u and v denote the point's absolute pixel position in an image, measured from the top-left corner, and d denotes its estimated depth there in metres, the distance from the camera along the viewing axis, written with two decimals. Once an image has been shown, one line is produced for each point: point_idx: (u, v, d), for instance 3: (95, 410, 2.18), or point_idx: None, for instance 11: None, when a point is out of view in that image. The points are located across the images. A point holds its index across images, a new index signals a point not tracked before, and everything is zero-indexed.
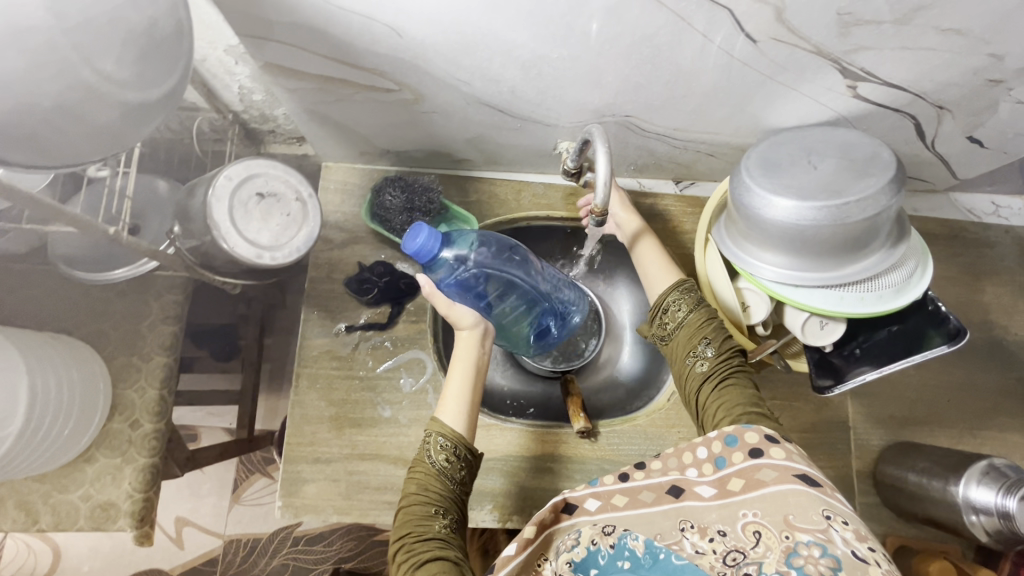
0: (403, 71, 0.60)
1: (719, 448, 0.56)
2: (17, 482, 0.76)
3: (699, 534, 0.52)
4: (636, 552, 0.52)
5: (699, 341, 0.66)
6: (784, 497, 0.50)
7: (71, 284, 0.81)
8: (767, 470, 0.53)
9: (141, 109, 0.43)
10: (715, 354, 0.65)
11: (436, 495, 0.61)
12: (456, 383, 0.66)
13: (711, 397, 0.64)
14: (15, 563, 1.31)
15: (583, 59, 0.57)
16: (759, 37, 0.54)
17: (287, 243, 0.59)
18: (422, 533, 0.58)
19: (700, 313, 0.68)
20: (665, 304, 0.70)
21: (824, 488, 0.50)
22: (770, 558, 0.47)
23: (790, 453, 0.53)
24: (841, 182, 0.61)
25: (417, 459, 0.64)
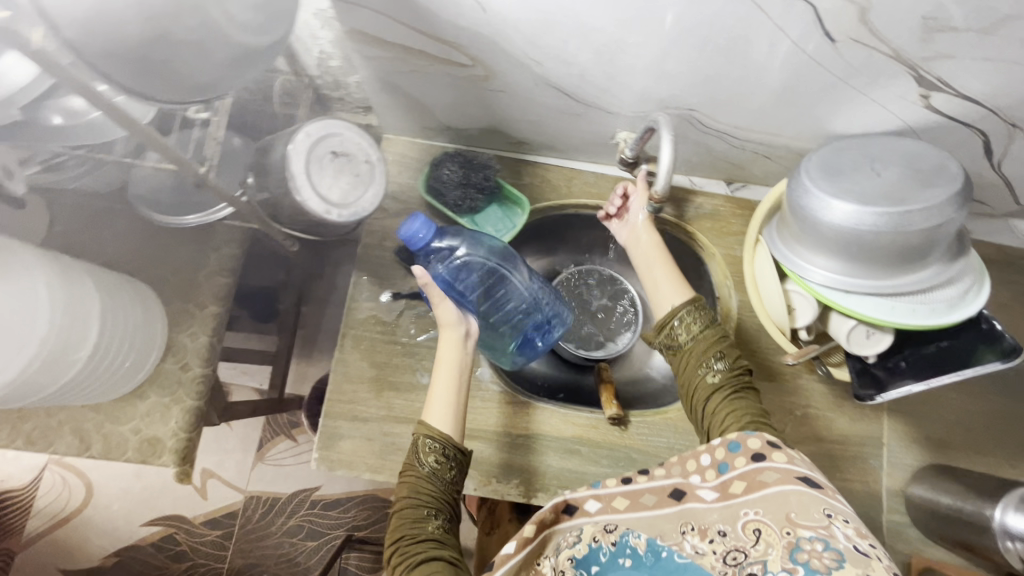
0: (480, 45, 0.62)
1: (721, 453, 0.60)
2: (74, 408, 0.80)
3: (699, 536, 0.54)
4: (637, 549, 0.55)
5: (713, 354, 0.68)
6: (788, 496, 0.53)
7: (139, 228, 0.85)
8: (770, 473, 0.56)
9: (247, 52, 0.47)
10: (726, 368, 0.68)
11: (429, 497, 0.65)
12: (440, 392, 0.70)
13: (721, 404, 0.66)
14: (49, 494, 1.37)
15: (658, 47, 0.59)
16: (839, 37, 0.55)
17: (356, 202, 0.62)
18: (417, 535, 0.62)
19: (710, 334, 0.70)
20: (675, 320, 0.71)
21: (826, 489, 0.53)
22: (773, 554, 0.49)
23: (792, 457, 0.56)
24: (905, 192, 0.61)
25: (407, 463, 0.67)
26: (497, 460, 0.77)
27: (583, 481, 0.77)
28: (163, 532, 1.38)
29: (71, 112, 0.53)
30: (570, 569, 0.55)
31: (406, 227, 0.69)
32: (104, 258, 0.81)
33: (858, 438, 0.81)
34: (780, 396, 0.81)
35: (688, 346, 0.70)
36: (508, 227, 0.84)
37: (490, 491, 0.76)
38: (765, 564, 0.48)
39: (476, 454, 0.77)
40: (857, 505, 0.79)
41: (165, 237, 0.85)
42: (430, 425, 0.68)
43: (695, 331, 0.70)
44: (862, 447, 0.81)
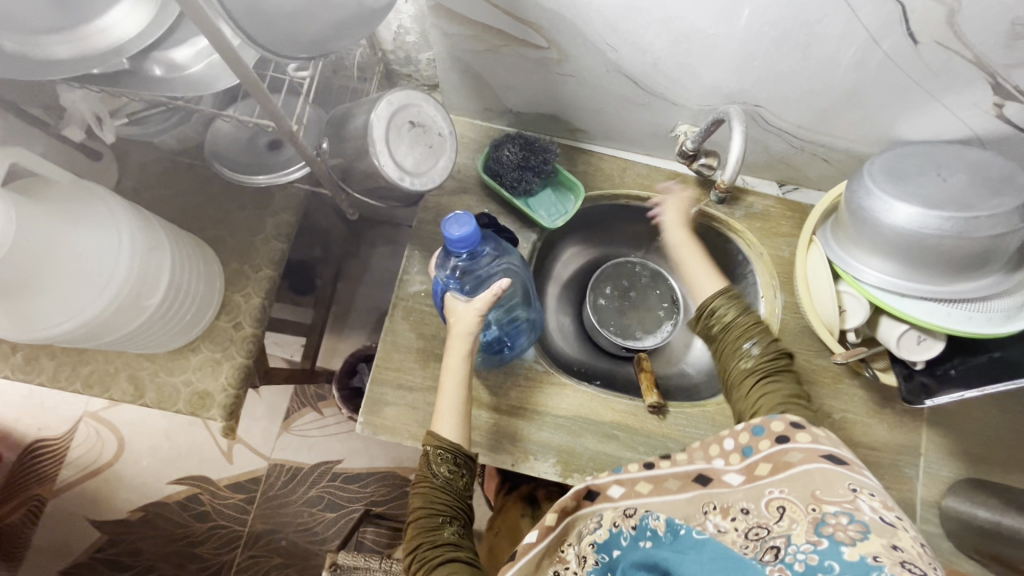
0: (561, 28, 0.64)
1: (746, 437, 0.60)
2: (131, 356, 0.81)
3: (721, 514, 0.55)
4: (657, 532, 0.57)
5: (745, 341, 0.69)
6: (813, 474, 0.53)
7: (200, 184, 0.85)
8: (795, 453, 0.56)
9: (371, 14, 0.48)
10: (760, 353, 0.68)
11: (442, 506, 0.66)
12: (449, 396, 0.68)
13: (753, 389, 0.67)
14: (84, 445, 1.41)
15: (736, 39, 0.60)
16: (922, 38, 0.57)
17: (427, 173, 0.65)
18: (434, 542, 0.64)
19: (747, 318, 0.70)
20: (710, 306, 0.72)
21: (851, 465, 0.53)
22: (798, 529, 0.49)
23: (817, 436, 0.57)
24: (971, 198, 0.62)
25: (420, 474, 0.67)
26: (536, 437, 0.79)
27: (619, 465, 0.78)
28: (188, 491, 1.41)
29: (170, 64, 0.56)
30: (592, 554, 0.58)
31: (449, 229, 0.63)
32: (170, 214, 0.84)
33: (896, 446, 0.81)
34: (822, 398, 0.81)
35: (726, 329, 0.71)
36: (560, 214, 0.85)
37: (527, 468, 0.77)
38: (790, 538, 0.48)
39: (516, 430, 0.78)
40: None
41: (225, 198, 0.86)
42: (439, 435, 0.67)
43: (735, 315, 0.71)
44: (900, 455, 0.81)
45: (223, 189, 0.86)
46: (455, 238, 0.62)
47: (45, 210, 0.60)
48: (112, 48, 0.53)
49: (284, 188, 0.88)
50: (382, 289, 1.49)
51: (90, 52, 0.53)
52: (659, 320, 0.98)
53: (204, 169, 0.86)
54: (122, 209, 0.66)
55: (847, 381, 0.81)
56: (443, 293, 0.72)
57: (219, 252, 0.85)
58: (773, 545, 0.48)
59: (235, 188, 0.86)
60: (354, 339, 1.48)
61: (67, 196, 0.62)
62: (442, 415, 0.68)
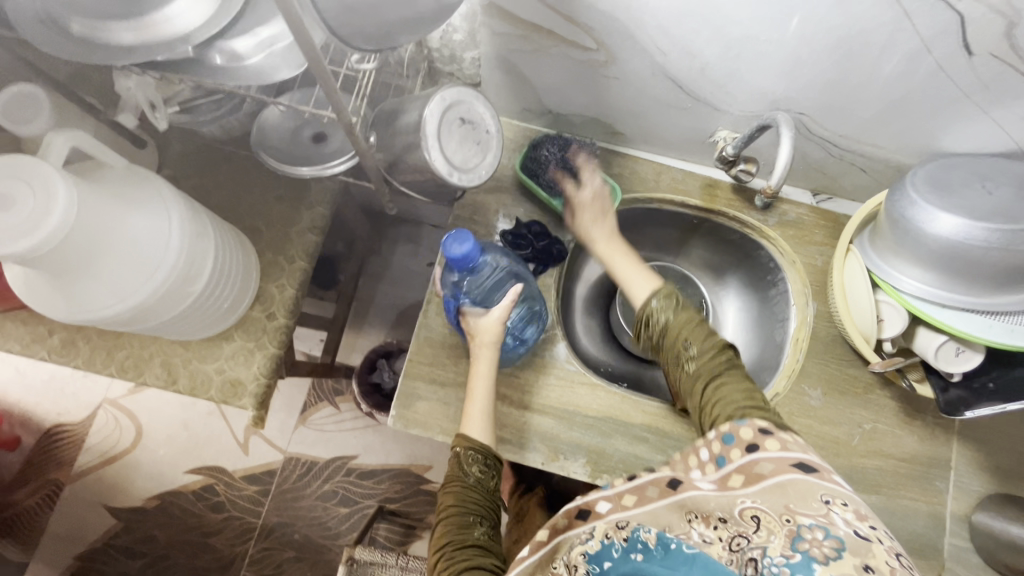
0: (612, 31, 0.64)
1: (718, 447, 0.57)
2: (165, 343, 0.81)
3: (704, 523, 0.49)
4: (648, 544, 0.48)
5: (682, 344, 0.68)
6: (784, 484, 0.50)
7: (237, 178, 0.86)
8: (765, 464, 0.53)
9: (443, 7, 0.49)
10: (697, 353, 0.67)
11: (474, 505, 0.67)
12: (477, 399, 0.71)
13: (707, 394, 0.64)
14: (103, 432, 1.42)
15: (789, 45, 0.61)
16: (977, 50, 0.57)
17: (473, 169, 0.66)
18: (462, 541, 0.63)
19: (682, 316, 0.70)
20: (644, 312, 0.72)
21: (822, 472, 0.51)
22: (775, 541, 0.44)
23: (784, 442, 0.54)
24: (1018, 211, 0.62)
25: (451, 474, 0.69)
26: (566, 436, 0.78)
27: (649, 467, 0.78)
28: (204, 481, 1.41)
29: (232, 54, 0.57)
30: (583, 564, 0.50)
31: (449, 248, 0.64)
32: (209, 203, 0.85)
33: (927, 458, 0.80)
34: (854, 408, 0.80)
35: (665, 334, 0.70)
36: None
37: (556, 467, 0.77)
38: (765, 550, 0.44)
39: (546, 429, 0.78)
40: (922, 525, 0.78)
41: (263, 189, 0.86)
42: (469, 436, 0.69)
43: (668, 317, 0.70)
44: (931, 467, 0.80)
45: (261, 180, 0.87)
46: (457, 256, 0.64)
47: (100, 193, 0.61)
48: (178, 36, 0.54)
49: (321, 182, 0.89)
50: (402, 286, 1.49)
51: (158, 40, 0.54)
52: None
53: (244, 160, 0.86)
54: (172, 195, 0.67)
55: (879, 392, 0.81)
56: (455, 309, 0.73)
57: (255, 242, 0.85)
58: (751, 558, 0.43)
59: (273, 179, 0.87)
60: (373, 336, 1.48)
61: (119, 180, 0.64)
62: (472, 417, 0.71)
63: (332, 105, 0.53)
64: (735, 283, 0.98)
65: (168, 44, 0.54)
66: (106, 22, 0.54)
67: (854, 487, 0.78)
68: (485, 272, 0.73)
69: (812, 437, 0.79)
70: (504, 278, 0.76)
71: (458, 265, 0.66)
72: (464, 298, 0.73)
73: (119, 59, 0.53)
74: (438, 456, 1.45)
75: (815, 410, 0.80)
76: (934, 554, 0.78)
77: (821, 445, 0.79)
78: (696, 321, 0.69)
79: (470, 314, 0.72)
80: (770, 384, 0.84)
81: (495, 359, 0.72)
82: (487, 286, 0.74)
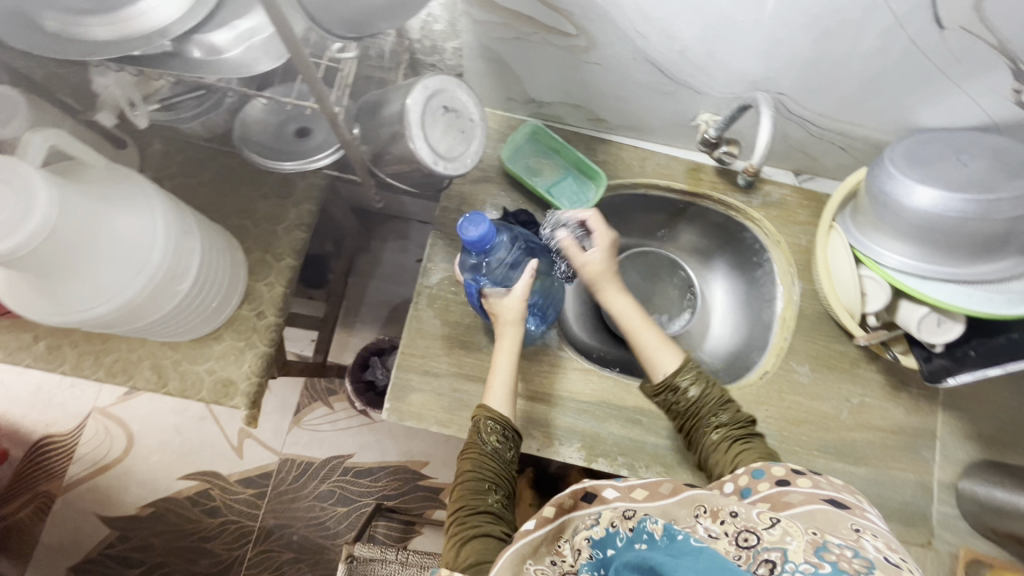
0: (592, 16, 0.65)
1: (745, 480, 0.60)
2: (153, 345, 0.81)
3: (712, 518, 0.49)
4: (653, 534, 0.47)
5: (711, 415, 0.72)
6: (814, 513, 0.52)
7: (220, 177, 0.85)
8: (795, 494, 0.55)
9: None
10: (728, 419, 0.72)
11: (491, 473, 0.67)
12: (500, 377, 0.71)
13: (734, 455, 0.68)
14: (93, 441, 1.40)
15: (767, 25, 0.62)
16: (948, 24, 0.58)
17: (458, 157, 0.66)
18: (476, 506, 0.65)
19: (712, 391, 0.74)
20: (674, 381, 0.74)
21: (854, 509, 0.52)
22: (793, 545, 0.43)
23: (817, 481, 0.56)
24: (993, 181, 0.64)
25: (469, 442, 0.69)
26: (561, 422, 0.78)
27: (643, 449, 0.78)
28: (199, 486, 1.40)
29: (210, 47, 0.56)
30: (588, 548, 0.51)
31: (465, 232, 0.64)
32: (193, 202, 0.84)
33: (914, 429, 0.82)
34: (842, 382, 0.82)
35: (693, 407, 0.73)
36: (581, 201, 0.85)
37: (552, 453, 0.77)
38: (785, 553, 0.41)
39: (540, 415, 0.78)
40: (911, 495, 0.80)
41: (248, 186, 0.86)
42: (491, 407, 0.69)
43: (700, 390, 0.73)
44: (917, 438, 0.81)
45: (246, 178, 0.86)
46: (474, 240, 0.64)
47: (84, 192, 0.60)
48: (155, 31, 0.54)
49: (306, 178, 0.88)
50: (392, 283, 1.49)
51: (133, 35, 0.54)
52: (678, 308, 0.99)
53: (227, 158, 0.86)
54: (157, 195, 0.67)
55: (866, 366, 0.82)
56: (477, 292, 0.72)
57: (242, 241, 0.85)
58: (767, 560, 0.41)
59: (257, 177, 0.86)
60: (364, 334, 1.47)
61: (101, 180, 0.63)
62: (493, 392, 0.71)
63: (314, 95, 0.53)
64: (723, 265, 0.99)
65: (144, 38, 0.54)
66: (80, 17, 0.54)
67: (844, 460, 0.80)
68: (502, 252, 0.72)
69: (802, 413, 0.80)
70: (521, 255, 0.75)
71: (476, 249, 0.65)
72: (484, 280, 0.72)
73: (96, 53, 0.53)
74: (435, 451, 1.45)
75: (804, 386, 0.81)
76: (924, 522, 0.80)
77: (811, 420, 0.80)
78: (723, 397, 0.73)
79: (493, 296, 0.72)
80: (758, 363, 0.87)
81: (519, 337, 0.72)
82: (507, 265, 0.73)
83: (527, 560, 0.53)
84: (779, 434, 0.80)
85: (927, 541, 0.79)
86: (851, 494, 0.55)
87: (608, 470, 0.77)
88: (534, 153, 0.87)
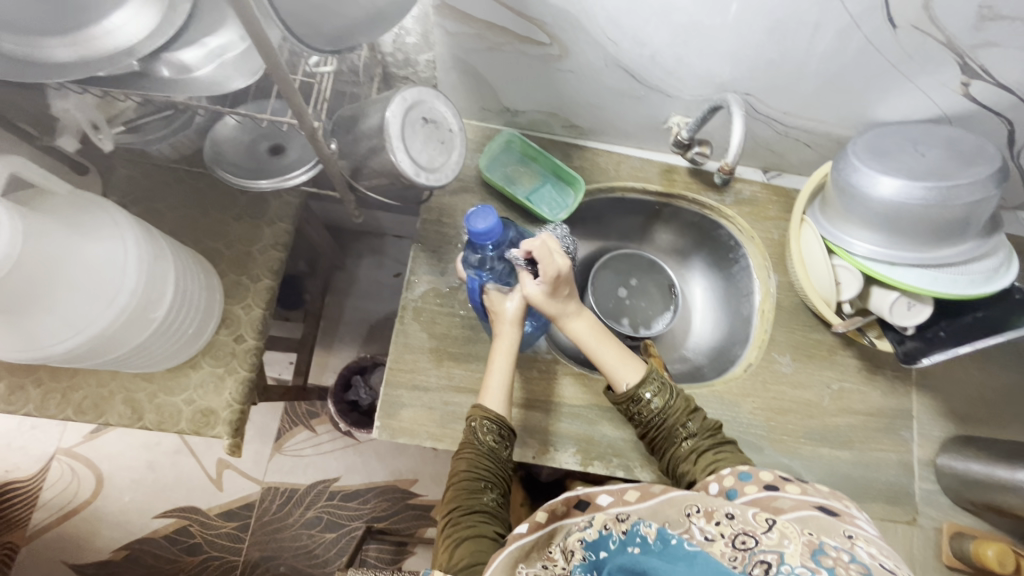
0: (565, 25, 0.66)
1: (731, 481, 0.59)
2: (126, 378, 0.77)
3: (706, 519, 0.49)
4: (647, 538, 0.47)
5: (681, 420, 0.69)
6: (805, 518, 0.50)
7: (191, 199, 0.83)
8: (785, 499, 0.54)
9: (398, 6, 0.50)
10: (698, 429, 0.68)
11: (486, 473, 0.65)
12: (497, 372, 0.70)
13: (704, 459, 0.66)
14: (59, 485, 1.33)
15: (731, 29, 0.64)
16: (900, 23, 0.62)
17: (440, 168, 0.66)
18: (470, 506, 0.63)
19: (677, 401, 0.70)
20: (639, 392, 0.69)
21: (844, 515, 0.50)
22: (791, 547, 0.43)
23: (805, 488, 0.54)
24: (947, 169, 0.68)
25: (464, 441, 0.67)
26: (556, 428, 0.78)
27: (638, 448, 0.78)
28: (176, 524, 1.34)
29: (180, 66, 0.55)
30: (580, 550, 0.50)
31: (474, 222, 0.64)
32: (163, 227, 0.81)
33: (892, 411, 0.85)
34: (820, 369, 0.84)
35: (660, 418, 0.69)
36: (561, 207, 0.86)
37: (548, 460, 0.77)
38: (781, 556, 0.42)
39: (535, 423, 0.78)
40: (894, 474, 0.82)
41: (220, 207, 0.83)
42: (488, 407, 0.68)
43: (664, 400, 0.69)
44: (896, 419, 0.84)
45: (216, 200, 0.83)
46: (481, 232, 0.64)
47: (48, 220, 0.57)
48: (122, 50, 0.52)
49: (279, 196, 0.86)
50: (370, 300, 1.46)
51: (98, 56, 0.52)
52: (661, 309, 1.01)
53: (197, 180, 0.83)
54: (127, 220, 0.64)
55: (843, 353, 0.85)
56: (478, 288, 0.72)
57: (216, 264, 0.82)
58: (762, 560, 0.42)
59: (229, 198, 0.84)
60: (345, 353, 1.44)
61: (67, 208, 0.61)
62: (490, 390, 0.70)
63: (292, 111, 0.52)
64: (700, 263, 1.02)
65: (109, 58, 0.52)
66: (39, 38, 0.51)
67: (829, 445, 0.82)
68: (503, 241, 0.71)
69: (786, 402, 0.83)
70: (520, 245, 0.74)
71: (480, 242, 0.65)
72: (487, 276, 0.72)
73: (59, 75, 0.51)
74: (423, 468, 1.42)
75: (787, 376, 0.84)
76: (907, 500, 0.82)
77: (796, 408, 0.82)
78: (689, 406, 0.70)
79: (494, 292, 0.71)
80: (741, 357, 0.89)
81: (517, 337, 0.71)
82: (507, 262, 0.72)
83: (519, 564, 0.52)
84: (767, 424, 0.81)
85: (912, 518, 0.82)
86: (840, 500, 0.54)
87: (604, 472, 0.77)
88: (513, 162, 0.88)
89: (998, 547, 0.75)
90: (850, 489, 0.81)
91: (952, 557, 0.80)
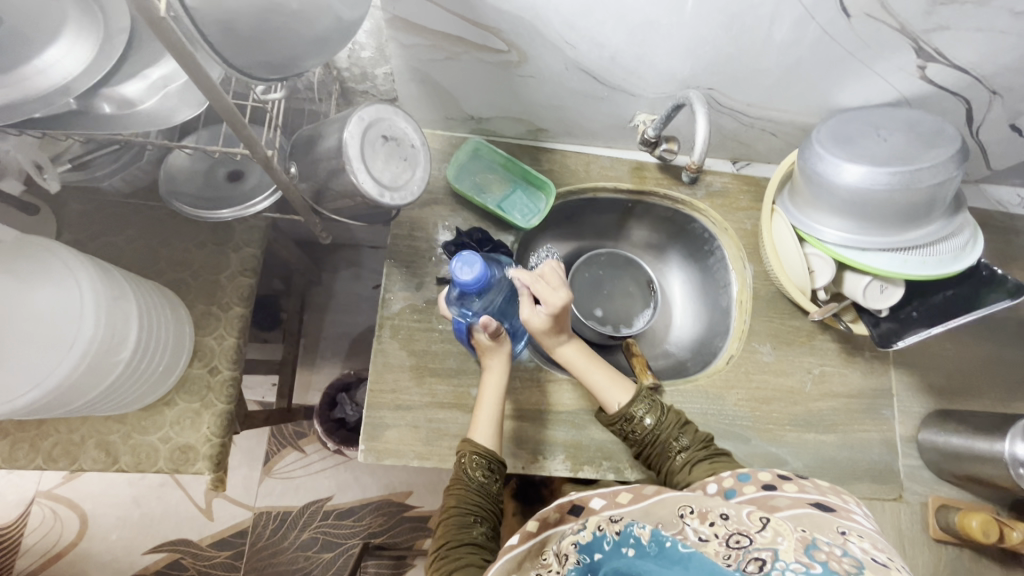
0: (520, 30, 0.65)
1: (730, 482, 0.58)
2: (96, 421, 0.74)
3: (700, 519, 0.49)
4: (641, 539, 0.47)
5: (673, 435, 0.69)
6: (800, 516, 0.50)
7: (151, 231, 0.80)
8: (781, 498, 0.53)
9: (344, 27, 0.48)
10: (692, 443, 0.68)
11: (476, 507, 0.65)
12: (487, 407, 0.70)
13: (700, 471, 0.65)
14: (40, 529, 1.29)
15: (687, 25, 0.64)
16: (854, 12, 0.62)
17: (404, 186, 0.64)
18: (460, 540, 0.62)
19: (668, 416, 0.70)
20: (629, 412, 0.70)
21: (839, 511, 0.51)
22: (785, 544, 0.43)
23: (802, 486, 0.54)
24: (909, 152, 0.69)
25: (453, 478, 0.67)
26: (541, 436, 0.77)
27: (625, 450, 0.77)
28: (167, 558, 1.31)
29: (122, 100, 0.54)
30: (574, 553, 0.49)
31: (458, 274, 0.62)
32: (123, 262, 0.78)
33: (872, 390, 0.86)
34: (800, 356, 0.85)
35: (652, 435, 0.69)
36: (533, 213, 0.85)
37: (538, 468, 0.76)
38: (775, 553, 0.42)
39: (522, 433, 0.77)
40: (878, 453, 0.84)
41: (182, 237, 0.80)
42: (476, 440, 0.68)
43: (656, 416, 0.70)
44: (876, 398, 0.86)
45: (177, 229, 0.81)
46: (468, 282, 0.62)
47: None
48: (56, 90, 0.50)
49: (244, 220, 0.83)
50: (350, 314, 1.44)
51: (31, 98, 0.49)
52: (640, 306, 1.01)
53: (156, 211, 0.80)
54: (81, 263, 0.62)
55: (822, 339, 0.86)
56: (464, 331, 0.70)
57: (183, 296, 0.80)
58: (757, 557, 0.42)
59: (190, 226, 0.81)
60: (328, 370, 1.42)
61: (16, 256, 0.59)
62: (480, 423, 0.70)
63: (243, 142, 0.50)
64: (676, 257, 1.01)
65: (43, 99, 0.49)
66: None
67: (814, 430, 0.83)
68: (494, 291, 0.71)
69: (769, 391, 0.83)
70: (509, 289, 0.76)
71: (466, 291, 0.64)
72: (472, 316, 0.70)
73: None
74: (416, 479, 1.40)
75: (768, 365, 0.84)
76: (891, 477, 0.83)
77: (779, 396, 0.83)
78: (680, 420, 0.70)
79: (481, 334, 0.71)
80: (722, 349, 0.89)
81: (506, 371, 0.72)
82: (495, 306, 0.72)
83: None
84: (752, 415, 0.82)
85: (898, 494, 0.83)
86: (836, 495, 0.54)
87: (595, 476, 0.77)
88: (480, 170, 0.87)
89: (982, 517, 0.76)
90: (837, 471, 0.82)
91: (939, 530, 0.81)
